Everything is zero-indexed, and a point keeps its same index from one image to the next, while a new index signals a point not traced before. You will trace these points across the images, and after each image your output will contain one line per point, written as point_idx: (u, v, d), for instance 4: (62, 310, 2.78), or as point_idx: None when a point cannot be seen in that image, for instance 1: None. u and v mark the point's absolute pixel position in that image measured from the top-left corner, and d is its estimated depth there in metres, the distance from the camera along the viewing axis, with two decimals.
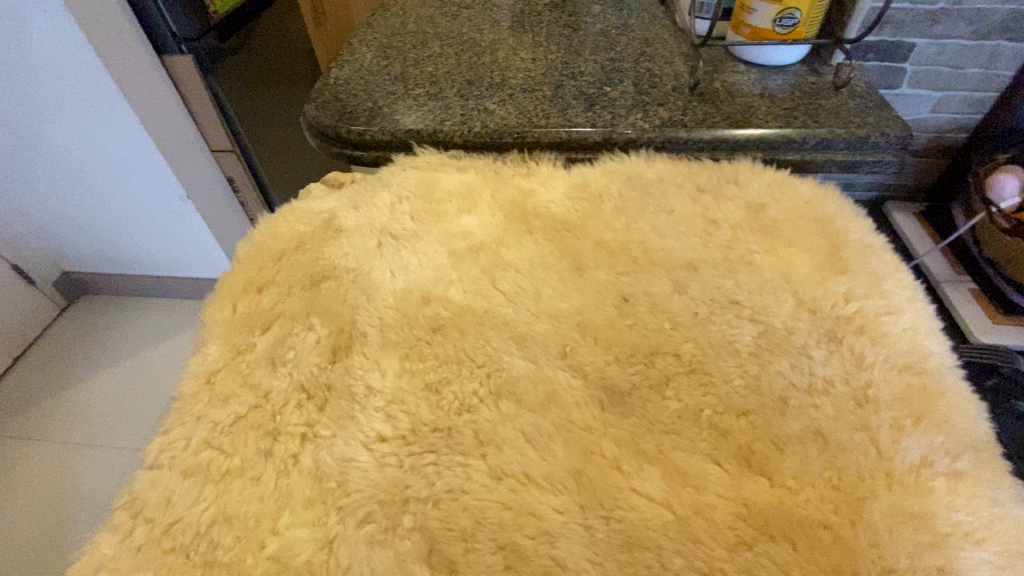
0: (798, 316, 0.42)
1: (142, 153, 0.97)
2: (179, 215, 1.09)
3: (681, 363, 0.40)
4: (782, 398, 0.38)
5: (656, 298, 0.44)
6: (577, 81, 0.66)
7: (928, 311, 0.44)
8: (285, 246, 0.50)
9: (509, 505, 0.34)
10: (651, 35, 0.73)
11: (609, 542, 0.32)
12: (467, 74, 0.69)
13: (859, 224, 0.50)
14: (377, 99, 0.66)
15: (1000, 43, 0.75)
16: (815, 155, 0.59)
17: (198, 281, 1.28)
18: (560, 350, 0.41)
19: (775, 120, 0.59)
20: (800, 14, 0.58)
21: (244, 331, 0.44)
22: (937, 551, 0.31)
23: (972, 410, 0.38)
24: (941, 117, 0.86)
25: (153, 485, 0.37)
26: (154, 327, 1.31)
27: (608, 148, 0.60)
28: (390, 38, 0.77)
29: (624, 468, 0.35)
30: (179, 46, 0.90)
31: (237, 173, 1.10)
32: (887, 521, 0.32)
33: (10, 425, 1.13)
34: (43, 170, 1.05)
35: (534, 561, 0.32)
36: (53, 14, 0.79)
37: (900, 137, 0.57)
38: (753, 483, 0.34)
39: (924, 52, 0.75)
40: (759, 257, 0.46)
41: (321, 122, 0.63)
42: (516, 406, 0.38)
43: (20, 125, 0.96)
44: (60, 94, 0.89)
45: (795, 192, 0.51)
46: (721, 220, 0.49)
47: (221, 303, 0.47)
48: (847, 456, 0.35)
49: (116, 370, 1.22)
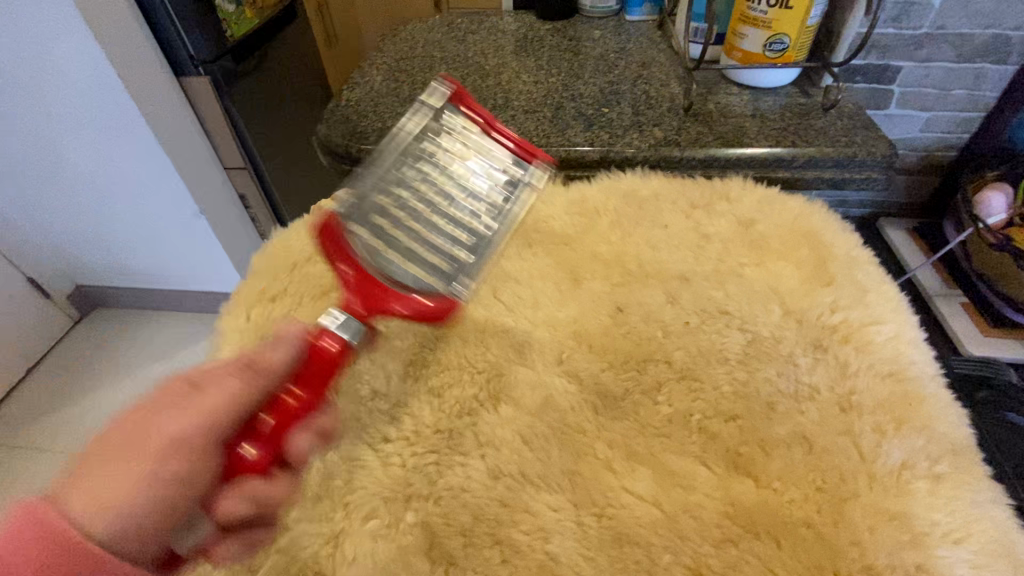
0: (786, 325, 0.44)
1: (159, 172, 0.97)
2: (193, 231, 1.09)
3: (673, 370, 0.42)
4: (769, 404, 0.40)
5: (649, 308, 0.46)
6: (577, 103, 0.69)
7: (911, 321, 0.46)
8: (297, 258, 0.52)
9: (506, 503, 0.36)
10: (649, 58, 0.77)
11: (601, 537, 0.34)
12: (472, 96, 0.72)
13: (846, 238, 0.52)
14: (386, 120, 0.69)
15: (985, 66, 0.78)
16: (804, 173, 0.62)
17: (208, 294, 1.26)
18: (557, 356, 0.44)
19: (766, 139, 0.61)
20: (789, 39, 0.60)
21: (257, 338, 0.46)
22: (916, 549, 0.33)
23: (952, 416, 0.40)
24: (930, 136, 0.89)
25: None
26: (163, 340, 1.27)
27: (605, 166, 0.63)
28: (399, 61, 0.80)
29: (616, 468, 0.37)
30: (196, 67, 0.92)
31: (249, 190, 1.11)
32: (868, 521, 0.34)
33: (17, 438, 1.11)
34: (64, 187, 1.05)
35: (529, 555, 0.33)
36: (81, 40, 0.80)
37: (886, 155, 0.59)
38: (740, 484, 0.36)
39: (910, 75, 0.78)
40: (748, 270, 0.48)
41: (332, 141, 0.67)
42: (513, 409, 0.40)
43: (42, 142, 0.97)
44: (82, 115, 0.90)
45: (784, 208, 0.53)
46: (712, 235, 0.52)
47: (236, 312, 0.49)
48: (831, 458, 0.37)
49: (125, 383, 1.19)
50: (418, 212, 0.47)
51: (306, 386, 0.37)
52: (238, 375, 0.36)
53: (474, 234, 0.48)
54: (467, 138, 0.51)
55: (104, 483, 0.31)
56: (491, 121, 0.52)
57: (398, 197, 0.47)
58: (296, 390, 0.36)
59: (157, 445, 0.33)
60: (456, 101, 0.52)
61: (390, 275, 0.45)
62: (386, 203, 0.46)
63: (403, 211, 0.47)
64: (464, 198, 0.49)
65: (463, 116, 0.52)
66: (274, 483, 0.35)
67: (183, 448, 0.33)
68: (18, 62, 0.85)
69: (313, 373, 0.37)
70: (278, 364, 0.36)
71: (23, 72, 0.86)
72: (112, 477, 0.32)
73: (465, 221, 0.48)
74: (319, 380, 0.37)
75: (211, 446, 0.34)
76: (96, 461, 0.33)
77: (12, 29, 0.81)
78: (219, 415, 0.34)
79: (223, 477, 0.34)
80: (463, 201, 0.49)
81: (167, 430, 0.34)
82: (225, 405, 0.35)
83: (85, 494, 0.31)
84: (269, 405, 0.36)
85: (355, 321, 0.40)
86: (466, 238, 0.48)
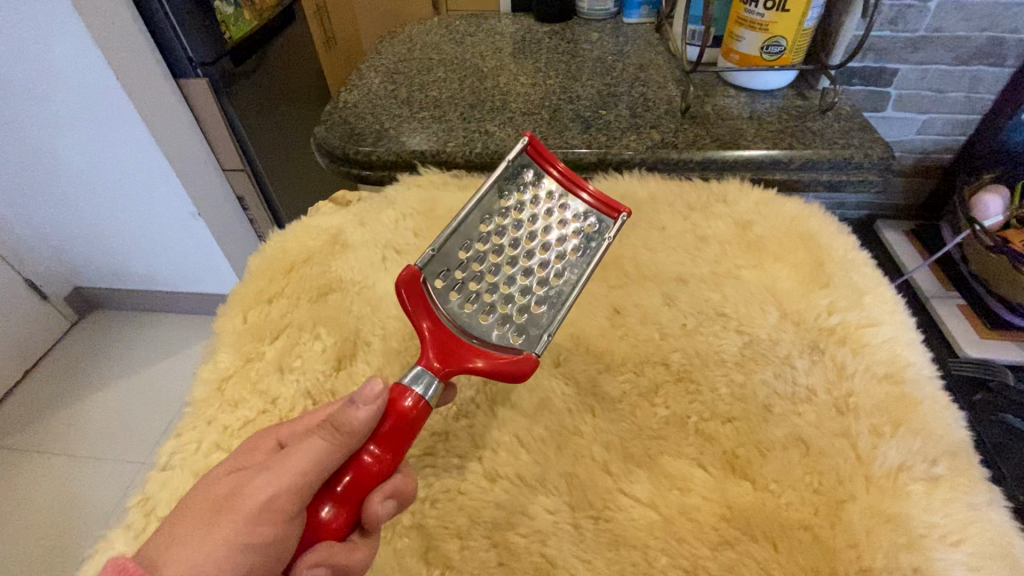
0: (783, 327, 0.44)
1: (156, 172, 0.96)
2: (191, 232, 1.08)
3: (670, 372, 0.42)
4: (766, 405, 0.40)
5: (646, 310, 0.46)
6: (575, 105, 0.69)
7: (908, 323, 0.46)
8: (294, 259, 0.52)
9: (503, 505, 0.36)
10: (646, 61, 0.77)
11: (597, 540, 0.34)
12: (470, 98, 0.72)
13: (843, 240, 0.52)
14: (383, 122, 0.69)
15: (981, 68, 0.79)
16: (801, 175, 0.62)
17: (206, 296, 1.26)
18: (554, 358, 0.44)
19: (763, 141, 0.62)
20: (785, 42, 0.60)
21: (254, 340, 0.46)
22: (913, 551, 0.32)
23: (949, 418, 0.40)
24: (927, 138, 0.89)
25: (165, 485, 0.39)
26: (161, 342, 1.27)
27: (602, 168, 0.63)
28: (397, 63, 0.80)
29: (613, 470, 0.37)
30: (194, 70, 0.91)
31: (247, 190, 1.10)
32: (865, 523, 0.34)
33: (11, 440, 1.09)
34: (61, 187, 1.05)
35: (526, 558, 0.33)
36: (75, 39, 0.79)
37: (882, 157, 0.60)
38: (737, 486, 0.36)
39: (907, 77, 0.78)
40: (745, 272, 0.48)
41: (330, 144, 0.67)
42: (510, 411, 0.40)
43: (39, 142, 0.96)
44: (78, 115, 0.90)
45: (781, 210, 0.54)
46: (710, 237, 0.52)
47: (232, 313, 0.49)
48: (828, 460, 0.36)
49: (122, 385, 1.19)
50: (488, 268, 0.40)
51: (388, 445, 0.33)
52: (318, 427, 0.33)
53: (547, 289, 0.40)
54: (541, 188, 0.42)
55: (185, 545, 0.30)
56: (569, 172, 0.42)
57: (468, 253, 0.40)
58: (375, 449, 0.33)
59: (240, 509, 0.31)
60: (536, 152, 0.42)
61: (462, 327, 0.38)
62: (455, 259, 0.40)
63: (475, 269, 0.40)
64: (542, 252, 0.41)
65: (545, 167, 0.42)
66: (355, 548, 0.32)
67: (264, 515, 0.30)
68: (14, 62, 0.85)
69: (392, 429, 0.33)
70: (359, 422, 0.32)
71: (20, 71, 0.86)
72: (196, 542, 0.30)
73: (542, 275, 0.40)
74: (400, 437, 0.33)
75: (292, 511, 0.31)
76: (184, 524, 0.31)
77: (8, 29, 0.80)
78: (296, 477, 0.31)
79: (306, 543, 0.31)
80: (540, 254, 0.41)
81: (248, 491, 0.31)
82: (307, 466, 0.31)
83: (172, 560, 0.29)
84: (348, 466, 0.32)
85: (428, 372, 0.35)
86: (536, 291, 0.40)
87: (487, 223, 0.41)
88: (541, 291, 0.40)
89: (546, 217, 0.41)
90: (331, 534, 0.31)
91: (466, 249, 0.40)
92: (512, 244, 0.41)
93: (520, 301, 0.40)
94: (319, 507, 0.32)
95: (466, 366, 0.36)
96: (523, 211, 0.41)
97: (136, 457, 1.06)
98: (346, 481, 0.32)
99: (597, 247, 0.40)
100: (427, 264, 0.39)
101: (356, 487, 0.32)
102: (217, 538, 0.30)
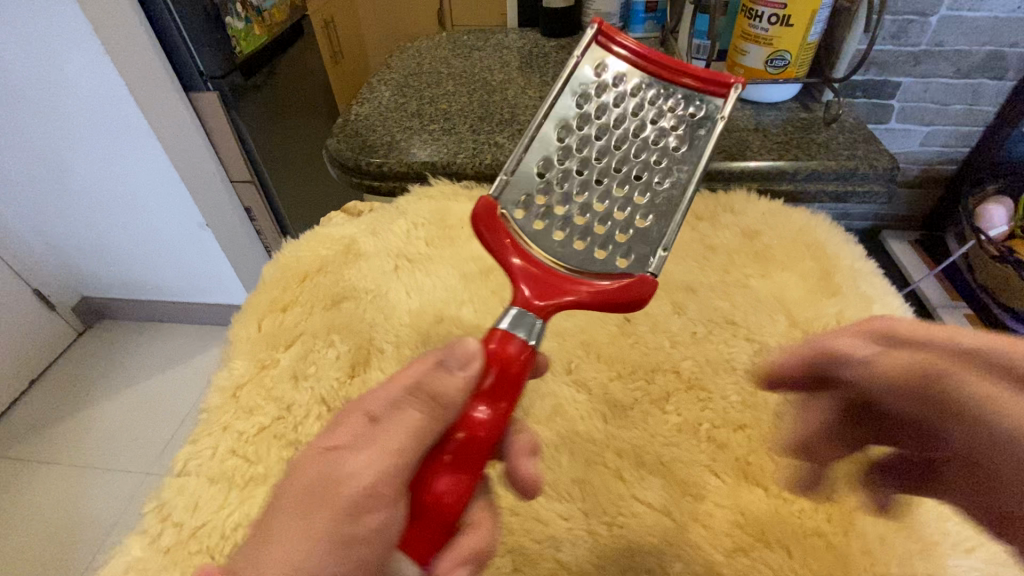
0: (792, 335, 0.44)
1: (165, 182, 0.97)
2: (199, 242, 1.09)
3: (681, 380, 0.43)
4: (776, 413, 0.40)
5: (656, 318, 0.47)
6: None
7: None
8: (308, 268, 0.53)
9: (517, 511, 0.36)
10: None
11: (612, 546, 0.34)
12: (479, 111, 0.73)
13: (850, 249, 0.53)
14: (394, 134, 0.70)
15: (983, 82, 0.80)
16: (806, 187, 0.63)
17: (211, 306, 1.26)
18: (565, 366, 0.44)
19: (768, 153, 0.62)
20: (790, 55, 0.61)
21: (268, 348, 0.48)
22: (926, 557, 0.33)
23: None
24: (930, 150, 0.90)
25: (181, 491, 0.40)
26: (168, 351, 1.27)
27: None
28: (407, 77, 0.82)
29: (626, 477, 0.37)
30: (205, 83, 0.91)
31: (255, 203, 1.10)
32: (878, 530, 0.34)
33: (19, 450, 1.09)
34: (70, 196, 1.06)
35: (541, 563, 0.34)
36: (91, 53, 0.81)
37: (887, 169, 0.60)
38: (749, 493, 0.37)
39: (910, 90, 0.80)
40: (754, 281, 0.49)
41: (343, 155, 0.68)
42: (523, 419, 0.41)
43: (51, 151, 0.97)
44: (91, 126, 0.91)
45: (790, 219, 0.54)
46: (718, 246, 0.52)
47: (247, 322, 0.50)
48: (839, 467, 0.37)
49: (129, 395, 1.19)
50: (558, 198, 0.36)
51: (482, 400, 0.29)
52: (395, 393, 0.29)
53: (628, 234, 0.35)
54: (619, 85, 0.38)
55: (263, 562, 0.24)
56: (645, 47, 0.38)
57: (549, 172, 0.37)
58: (478, 401, 0.29)
59: (308, 474, 0.27)
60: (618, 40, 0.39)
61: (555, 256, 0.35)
62: (518, 183, 0.37)
63: (560, 190, 0.36)
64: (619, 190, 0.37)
65: (625, 53, 0.38)
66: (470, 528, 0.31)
67: (331, 482, 0.26)
68: (30, 72, 0.86)
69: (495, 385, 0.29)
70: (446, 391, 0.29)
71: (32, 80, 0.87)
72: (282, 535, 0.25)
73: (645, 180, 0.37)
74: (506, 393, 0.30)
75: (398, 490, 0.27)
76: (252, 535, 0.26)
77: (23, 41, 0.81)
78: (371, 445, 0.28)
79: (420, 524, 0.27)
80: (633, 159, 0.37)
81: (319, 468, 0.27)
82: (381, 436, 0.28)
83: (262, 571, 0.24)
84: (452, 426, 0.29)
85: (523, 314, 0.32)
86: (618, 240, 0.35)
87: (563, 134, 0.37)
88: (658, 199, 0.36)
89: (642, 123, 0.38)
90: (454, 512, 0.28)
91: (545, 166, 0.37)
92: (586, 176, 0.37)
93: (600, 232, 0.36)
94: (421, 480, 0.28)
95: (568, 303, 0.32)
96: (597, 107, 0.38)
97: (142, 467, 1.06)
98: (452, 444, 0.29)
99: (705, 135, 0.37)
100: (507, 193, 0.36)
101: (467, 449, 0.29)
102: (286, 505, 0.26)
